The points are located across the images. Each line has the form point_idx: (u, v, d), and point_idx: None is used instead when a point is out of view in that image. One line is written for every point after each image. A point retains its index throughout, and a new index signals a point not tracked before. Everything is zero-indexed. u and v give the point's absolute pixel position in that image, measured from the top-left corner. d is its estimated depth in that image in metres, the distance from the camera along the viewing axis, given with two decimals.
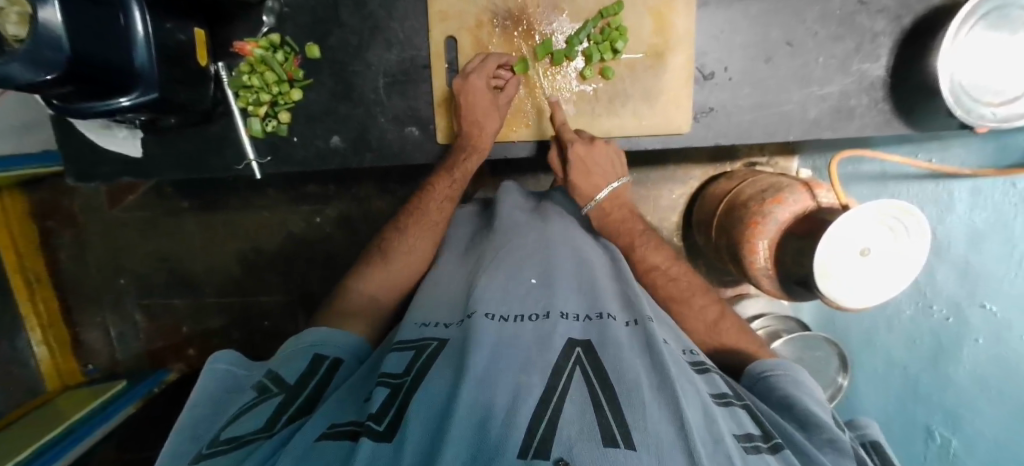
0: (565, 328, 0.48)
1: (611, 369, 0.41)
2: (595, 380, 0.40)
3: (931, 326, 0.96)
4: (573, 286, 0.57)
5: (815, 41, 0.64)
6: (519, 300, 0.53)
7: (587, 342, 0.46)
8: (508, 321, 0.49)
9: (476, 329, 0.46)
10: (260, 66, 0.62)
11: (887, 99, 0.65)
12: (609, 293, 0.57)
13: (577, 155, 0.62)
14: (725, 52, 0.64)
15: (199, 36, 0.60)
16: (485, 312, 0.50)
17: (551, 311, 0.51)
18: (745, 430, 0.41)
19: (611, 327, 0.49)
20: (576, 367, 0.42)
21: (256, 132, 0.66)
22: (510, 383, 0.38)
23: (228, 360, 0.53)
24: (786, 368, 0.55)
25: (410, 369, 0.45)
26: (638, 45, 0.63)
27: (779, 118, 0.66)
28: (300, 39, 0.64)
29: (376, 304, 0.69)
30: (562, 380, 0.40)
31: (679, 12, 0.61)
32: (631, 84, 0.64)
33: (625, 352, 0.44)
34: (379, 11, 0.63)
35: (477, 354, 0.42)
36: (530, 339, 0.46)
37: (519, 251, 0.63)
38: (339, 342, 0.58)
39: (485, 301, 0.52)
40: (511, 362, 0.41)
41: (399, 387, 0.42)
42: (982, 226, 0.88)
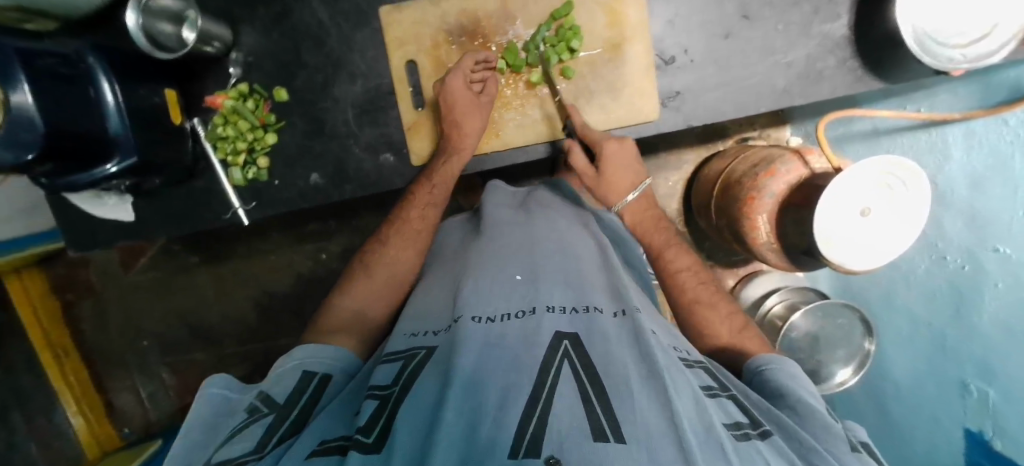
0: (550, 320, 0.48)
1: (600, 363, 0.41)
2: (583, 373, 0.40)
3: (947, 274, 0.95)
4: (561, 278, 0.57)
5: (772, 10, 0.63)
6: (507, 299, 0.53)
7: (574, 334, 0.46)
8: (495, 321, 0.48)
9: (460, 331, 0.46)
10: (233, 116, 0.65)
11: (855, 57, 0.64)
12: (596, 286, 0.57)
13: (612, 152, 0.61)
14: (684, 33, 0.64)
15: (170, 97, 0.62)
16: (471, 316, 0.49)
17: (537, 306, 0.51)
18: (733, 418, 0.42)
19: (597, 319, 0.49)
20: (564, 360, 0.42)
21: (238, 181, 0.68)
22: (500, 382, 0.38)
23: (221, 385, 0.53)
24: (779, 362, 0.56)
25: (398, 379, 0.45)
26: (595, 42, 0.63)
27: (747, 92, 0.65)
28: (268, 84, 0.66)
29: (364, 319, 0.69)
30: (549, 374, 0.40)
31: (631, 3, 0.62)
32: (593, 81, 0.64)
33: (613, 346, 0.44)
34: (339, 47, 0.64)
35: (464, 354, 0.41)
36: (518, 338, 0.45)
37: (503, 249, 0.63)
38: (325, 358, 0.58)
39: (470, 305, 0.51)
40: (498, 359, 0.41)
41: (388, 398, 0.42)
42: (985, 170, 0.85)
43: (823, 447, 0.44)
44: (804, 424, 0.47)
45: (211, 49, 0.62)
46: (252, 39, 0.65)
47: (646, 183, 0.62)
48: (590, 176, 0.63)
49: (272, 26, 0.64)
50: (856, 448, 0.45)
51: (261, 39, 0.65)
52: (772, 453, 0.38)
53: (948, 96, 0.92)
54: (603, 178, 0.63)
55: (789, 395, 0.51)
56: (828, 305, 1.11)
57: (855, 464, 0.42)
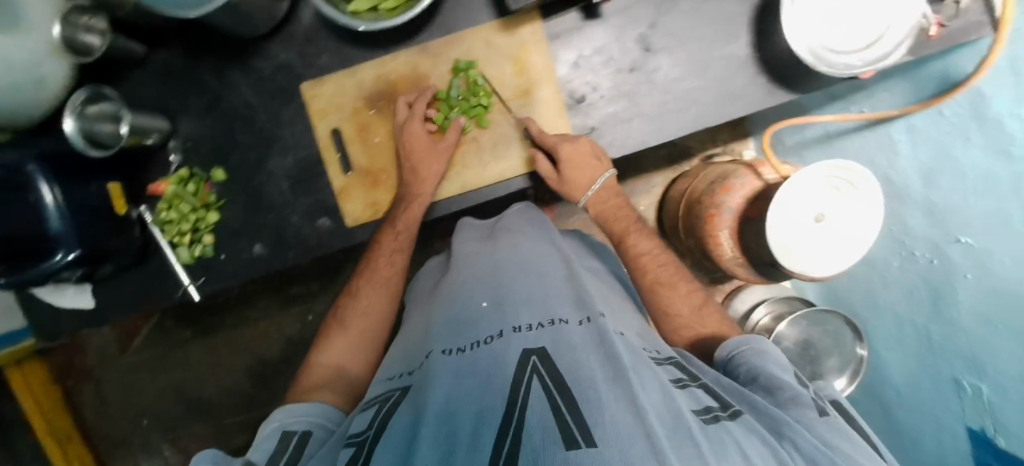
0: (519, 341, 0.47)
1: (567, 371, 0.41)
2: (552, 386, 0.39)
3: (920, 270, 0.93)
4: (525, 295, 0.56)
5: (674, 40, 0.65)
6: (472, 327, 0.52)
7: (542, 348, 0.45)
8: (465, 351, 0.48)
9: (434, 370, 0.45)
10: (175, 200, 0.68)
11: (762, 74, 0.66)
12: (562, 297, 0.57)
13: (568, 154, 0.63)
14: (590, 72, 0.66)
15: (114, 190, 0.66)
16: (441, 350, 0.50)
17: (504, 329, 0.50)
18: (703, 404, 0.41)
19: (566, 331, 0.48)
20: (532, 376, 0.41)
21: (186, 260, 0.70)
22: (472, 409, 0.38)
23: (207, 459, 0.48)
24: (746, 343, 0.55)
25: (372, 423, 0.44)
26: (506, 90, 0.66)
27: (661, 119, 0.67)
28: (206, 166, 0.70)
29: (343, 372, 0.63)
30: (519, 391, 0.39)
31: (534, 51, 0.65)
32: (509, 127, 0.67)
33: (578, 352, 0.44)
34: (269, 124, 0.68)
35: (434, 391, 0.41)
36: (489, 361, 0.45)
37: (474, 276, 0.63)
38: (307, 413, 0.53)
39: (442, 340, 0.52)
40: (469, 388, 0.41)
41: (365, 441, 0.42)
42: (930, 162, 0.84)
43: (794, 417, 0.43)
44: (773, 395, 0.46)
45: (150, 140, 0.66)
46: (189, 127, 0.69)
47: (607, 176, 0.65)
48: (552, 178, 0.66)
49: (205, 112, 0.69)
50: (826, 413, 0.44)
51: (197, 125, 0.69)
52: (744, 431, 0.38)
53: (885, 94, 0.92)
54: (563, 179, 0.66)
55: (759, 375, 0.50)
56: (811, 313, 1.09)
57: (827, 431, 0.41)
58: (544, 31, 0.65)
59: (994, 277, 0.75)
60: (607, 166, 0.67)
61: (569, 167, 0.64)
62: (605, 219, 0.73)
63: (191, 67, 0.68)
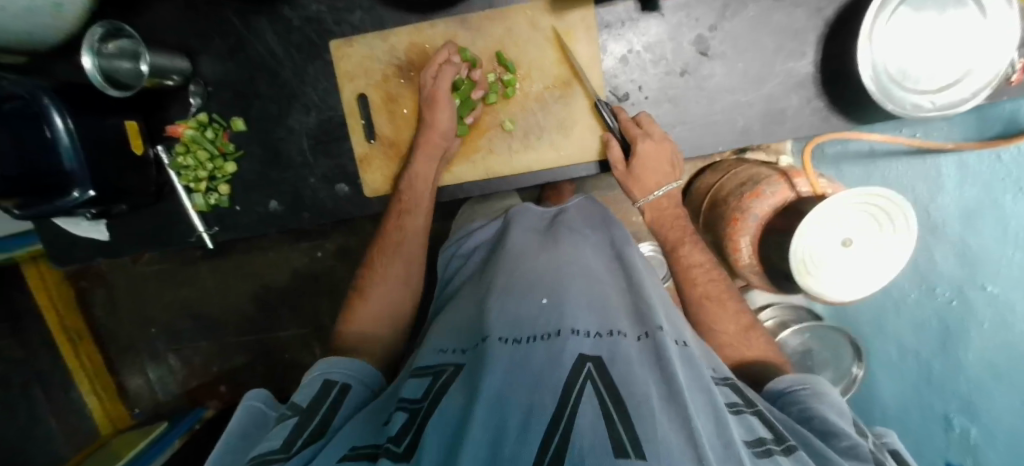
0: (575, 341, 0.43)
1: (622, 384, 0.37)
2: (606, 394, 0.36)
3: (933, 309, 0.90)
4: (587, 297, 0.51)
5: (734, 46, 0.61)
6: (528, 319, 0.48)
7: (598, 356, 0.41)
8: (521, 341, 0.45)
9: (487, 359, 0.43)
10: (193, 146, 0.66)
11: (820, 94, 0.61)
12: (620, 307, 0.51)
13: (647, 151, 0.59)
14: (637, 68, 0.62)
15: (131, 127, 0.65)
16: (498, 335, 0.46)
17: (562, 328, 0.45)
18: (755, 434, 0.39)
19: (623, 345, 0.43)
20: (587, 381, 0.38)
21: (200, 205, 0.69)
22: (524, 400, 0.37)
23: (258, 400, 0.51)
24: (803, 381, 0.51)
25: (426, 394, 0.45)
26: (545, 77, 0.62)
27: (703, 131, 0.63)
28: (226, 114, 0.67)
29: (383, 319, 0.63)
30: (572, 397, 0.36)
31: (581, 38, 0.60)
32: (543, 117, 0.63)
33: (635, 367, 0.40)
34: (293, 79, 0.65)
35: (487, 376, 0.40)
36: (543, 358, 0.41)
37: (534, 263, 0.57)
38: (346, 367, 0.54)
39: (496, 322, 0.49)
40: (523, 381, 0.39)
41: (417, 410, 0.42)
42: (974, 204, 0.79)
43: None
44: (829, 444, 0.43)
45: (171, 82, 0.65)
46: (211, 68, 0.66)
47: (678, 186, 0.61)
48: (623, 172, 0.62)
49: (228, 56, 0.66)
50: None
51: (218, 68, 0.66)
52: None
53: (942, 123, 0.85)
54: (633, 177, 0.61)
55: (814, 419, 0.46)
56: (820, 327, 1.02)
57: None
58: (596, 17, 0.60)
59: (1012, 332, 0.75)
60: (677, 176, 0.62)
61: (640, 166, 0.60)
62: (660, 226, 0.64)
63: (217, 5, 0.64)
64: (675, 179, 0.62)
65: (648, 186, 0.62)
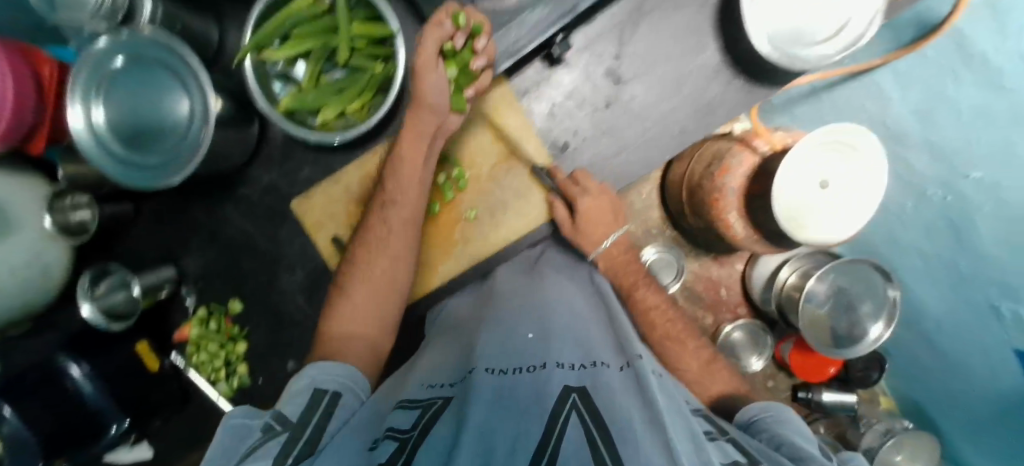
0: (560, 375, 0.42)
1: (605, 410, 0.36)
2: (591, 421, 0.34)
3: (935, 207, 0.90)
4: (572, 334, 0.51)
5: (643, 65, 0.64)
6: (513, 356, 0.47)
7: (583, 387, 0.40)
8: (507, 373, 0.44)
9: (472, 388, 0.42)
10: (202, 341, 0.70)
11: (736, 76, 0.65)
12: (601, 342, 0.51)
13: (589, 207, 0.62)
14: (566, 116, 0.65)
15: (143, 349, 0.67)
16: (484, 367, 0.45)
17: (548, 361, 0.45)
18: (731, 458, 0.36)
19: (604, 375, 0.42)
20: (571, 409, 0.36)
21: (226, 392, 0.72)
22: (511, 428, 0.35)
23: (246, 415, 0.43)
24: (768, 409, 0.49)
25: (415, 424, 0.39)
26: (489, 157, 0.66)
27: (648, 145, 0.66)
28: (223, 299, 0.71)
29: (375, 317, 0.58)
30: (557, 422, 0.34)
31: (508, 112, 0.64)
32: (502, 192, 0.66)
33: (617, 395, 0.39)
34: (269, 245, 0.69)
35: (473, 406, 0.38)
36: (527, 391, 0.40)
37: (506, 309, 0.57)
38: (341, 375, 0.49)
39: (483, 357, 0.48)
40: (507, 411, 0.37)
41: (407, 438, 0.37)
42: (925, 101, 0.81)
43: None
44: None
45: (164, 292, 0.69)
46: (194, 263, 0.70)
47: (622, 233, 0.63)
48: (568, 225, 0.64)
49: (206, 247, 0.70)
50: None
51: (201, 261, 0.70)
52: None
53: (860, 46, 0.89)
54: (579, 234, 0.65)
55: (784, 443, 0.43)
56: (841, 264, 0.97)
57: None
58: (512, 89, 0.65)
59: (1012, 208, 0.76)
60: (621, 224, 0.65)
61: (584, 219, 0.62)
62: (615, 272, 0.67)
63: (184, 207, 0.69)
64: (617, 227, 0.65)
65: (593, 238, 0.64)
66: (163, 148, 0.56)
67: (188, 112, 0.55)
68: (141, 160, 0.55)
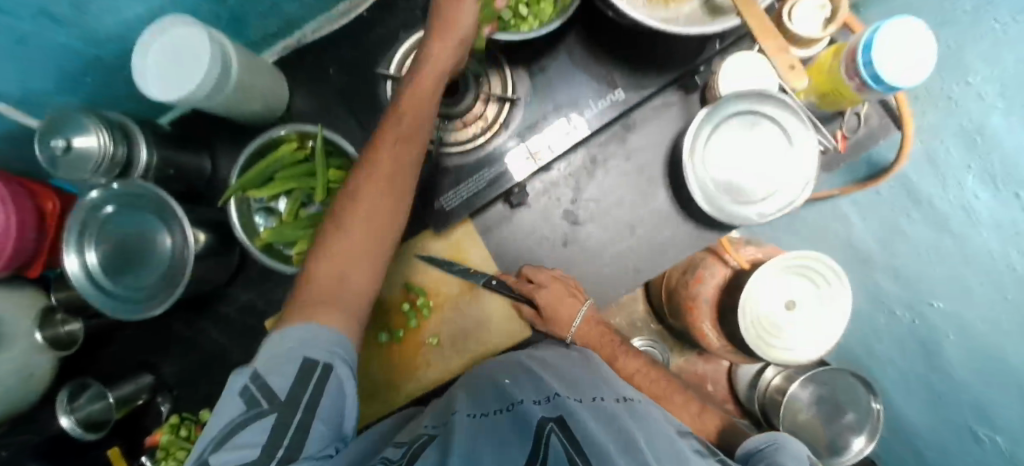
0: (536, 412, 0.46)
1: (582, 439, 0.40)
2: (569, 444, 0.40)
3: (905, 330, 0.90)
4: (550, 377, 0.56)
5: (598, 208, 0.69)
6: (490, 401, 0.52)
7: (559, 416, 0.45)
8: (487, 416, 0.48)
9: (457, 430, 0.45)
10: (168, 448, 0.69)
11: (686, 220, 0.69)
12: (577, 381, 0.55)
13: (547, 302, 0.64)
14: (527, 253, 0.70)
15: (114, 453, 0.70)
16: (464, 414, 0.49)
17: (516, 402, 0.50)
18: None
19: (575, 406, 0.47)
20: (551, 435, 0.41)
21: None
22: (493, 456, 0.39)
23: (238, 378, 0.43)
24: (771, 438, 0.52)
25: (406, 455, 0.42)
26: (452, 287, 0.70)
27: (603, 281, 0.70)
28: (195, 408, 0.74)
29: (347, 287, 0.49)
30: (540, 450, 0.39)
31: (470, 248, 0.69)
32: (463, 320, 0.70)
33: (591, 423, 0.43)
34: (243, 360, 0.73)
35: (461, 442, 0.42)
36: (509, 429, 0.45)
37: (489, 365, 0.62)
38: (324, 340, 0.44)
39: (459, 408, 0.51)
40: (488, 443, 0.42)
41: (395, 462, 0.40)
42: (882, 232, 0.85)
43: None
44: None
45: (141, 401, 0.73)
46: (173, 371, 0.75)
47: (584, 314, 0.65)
48: (533, 314, 0.68)
49: (185, 358, 0.74)
50: None
51: (180, 370, 0.75)
52: None
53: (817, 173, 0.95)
54: (548, 322, 0.67)
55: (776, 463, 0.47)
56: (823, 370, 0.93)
57: None
58: (475, 227, 0.70)
59: (973, 338, 0.76)
60: (583, 299, 0.66)
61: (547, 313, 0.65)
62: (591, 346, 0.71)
63: (168, 323, 0.74)
64: (582, 304, 0.66)
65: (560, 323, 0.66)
66: (139, 277, 0.61)
67: (170, 247, 0.61)
68: (116, 290, 0.59)
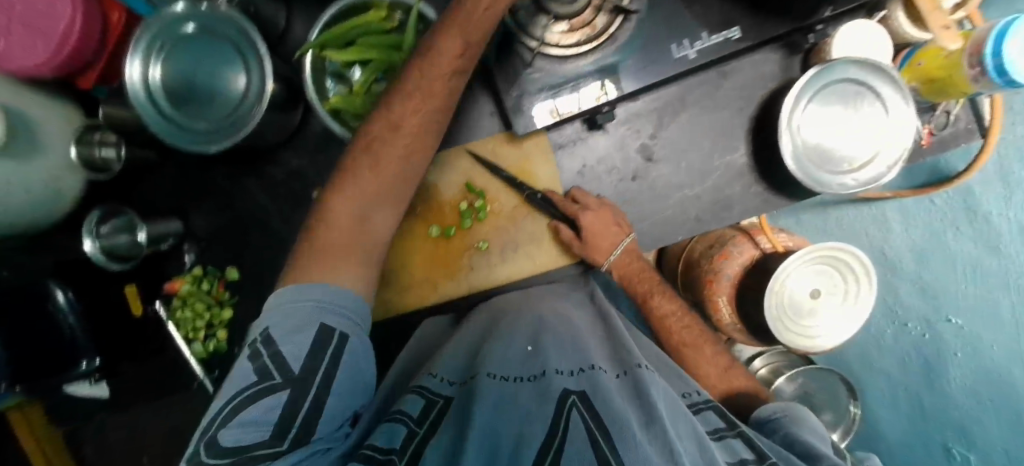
0: (558, 380, 0.41)
1: (603, 410, 0.35)
2: (593, 422, 0.34)
3: (911, 342, 0.90)
4: (565, 337, 0.50)
5: (674, 151, 0.68)
6: (520, 364, 0.46)
7: (582, 388, 0.39)
8: (510, 380, 0.44)
9: (477, 393, 0.42)
10: (189, 298, 0.69)
11: (757, 180, 0.68)
12: (597, 346, 0.50)
13: (589, 223, 0.64)
14: (594, 179, 0.68)
15: (130, 292, 0.69)
16: (486, 373, 0.45)
17: (546, 371, 0.43)
18: (737, 456, 0.39)
19: (601, 377, 0.41)
20: (571, 409, 0.36)
21: (199, 354, 0.70)
22: (513, 431, 0.36)
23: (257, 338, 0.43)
24: (784, 409, 0.53)
25: (424, 418, 0.43)
26: (511, 197, 0.68)
27: (662, 224, 0.69)
28: (221, 265, 0.72)
29: (367, 223, 0.53)
30: (561, 420, 0.35)
31: (538, 162, 0.68)
32: (515, 231, 0.69)
33: (614, 397, 0.37)
34: (282, 226, 0.71)
35: (478, 411, 0.39)
36: (529, 397, 0.40)
37: (516, 306, 0.60)
38: (345, 306, 0.47)
39: (487, 362, 0.48)
40: (507, 418, 0.38)
41: (415, 430, 0.41)
42: (924, 243, 0.86)
43: None
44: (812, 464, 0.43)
45: (165, 245, 0.69)
46: (202, 224, 0.72)
47: (622, 246, 0.64)
48: (572, 238, 0.67)
49: (219, 213, 0.71)
50: None
51: (211, 224, 0.72)
52: None
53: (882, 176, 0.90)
54: (585, 249, 0.66)
55: (798, 439, 0.46)
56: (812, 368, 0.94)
57: None
58: (548, 142, 0.68)
59: (986, 363, 0.80)
60: (628, 231, 0.65)
61: (589, 236, 0.64)
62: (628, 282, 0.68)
63: (207, 175, 0.71)
64: (624, 235, 0.65)
65: (602, 253, 0.65)
66: (204, 112, 0.57)
67: (243, 89, 0.56)
68: (178, 116, 0.56)
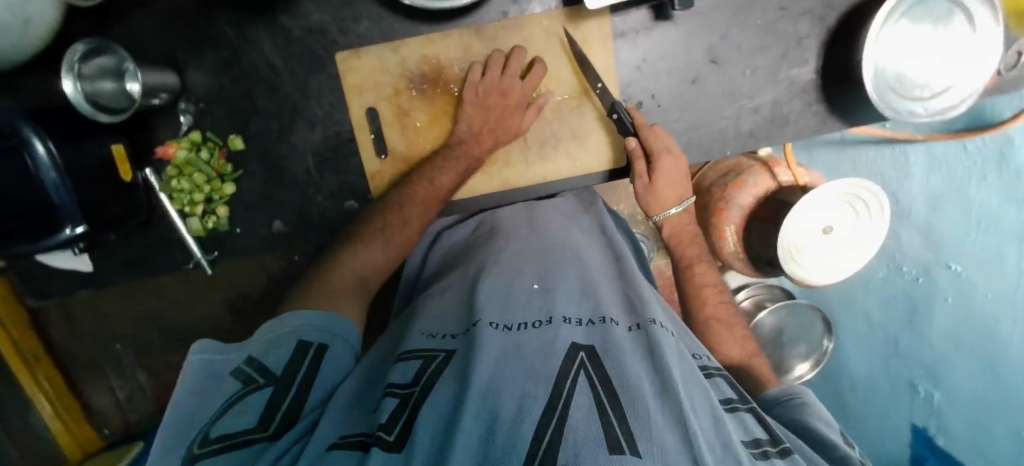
0: (566, 331, 0.36)
1: (616, 376, 0.31)
2: (600, 385, 0.30)
3: (900, 286, 0.84)
4: (578, 284, 0.44)
5: (741, 55, 0.62)
6: (514, 307, 0.41)
7: (592, 346, 0.34)
8: (515, 329, 0.37)
9: (477, 344, 0.35)
10: (186, 167, 0.62)
11: (817, 98, 0.64)
12: (610, 294, 0.44)
13: (664, 168, 0.59)
14: (653, 77, 0.63)
15: (118, 151, 0.59)
16: (488, 322, 0.38)
17: (554, 317, 0.38)
18: (752, 435, 0.34)
19: (615, 333, 0.36)
20: (580, 369, 0.31)
21: (197, 230, 0.65)
22: (516, 388, 0.29)
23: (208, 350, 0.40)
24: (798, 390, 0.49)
25: (419, 377, 0.35)
26: (562, 88, 0.62)
27: (713, 137, 0.65)
28: (222, 132, 0.63)
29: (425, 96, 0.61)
30: (567, 381, 0.30)
31: (597, 50, 0.61)
32: (558, 127, 0.64)
33: (628, 357, 0.33)
34: (295, 93, 0.62)
35: (479, 362, 0.32)
36: (534, 349, 0.34)
37: (515, 241, 0.53)
38: (323, 323, 0.44)
39: (485, 306, 0.41)
40: (515, 367, 0.32)
41: (410, 394, 0.33)
42: (940, 188, 0.77)
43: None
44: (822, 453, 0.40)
45: (158, 100, 0.59)
46: (200, 82, 0.62)
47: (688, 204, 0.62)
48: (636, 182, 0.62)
49: (221, 70, 0.62)
50: None
51: (210, 83, 0.62)
52: None
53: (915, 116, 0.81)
54: (643, 191, 0.62)
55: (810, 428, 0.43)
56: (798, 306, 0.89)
57: None
58: (611, 26, 0.61)
59: None
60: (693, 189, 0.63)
61: (660, 180, 0.60)
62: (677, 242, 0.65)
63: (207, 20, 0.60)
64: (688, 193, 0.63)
65: (666, 200, 0.62)
66: None
67: None
68: None
